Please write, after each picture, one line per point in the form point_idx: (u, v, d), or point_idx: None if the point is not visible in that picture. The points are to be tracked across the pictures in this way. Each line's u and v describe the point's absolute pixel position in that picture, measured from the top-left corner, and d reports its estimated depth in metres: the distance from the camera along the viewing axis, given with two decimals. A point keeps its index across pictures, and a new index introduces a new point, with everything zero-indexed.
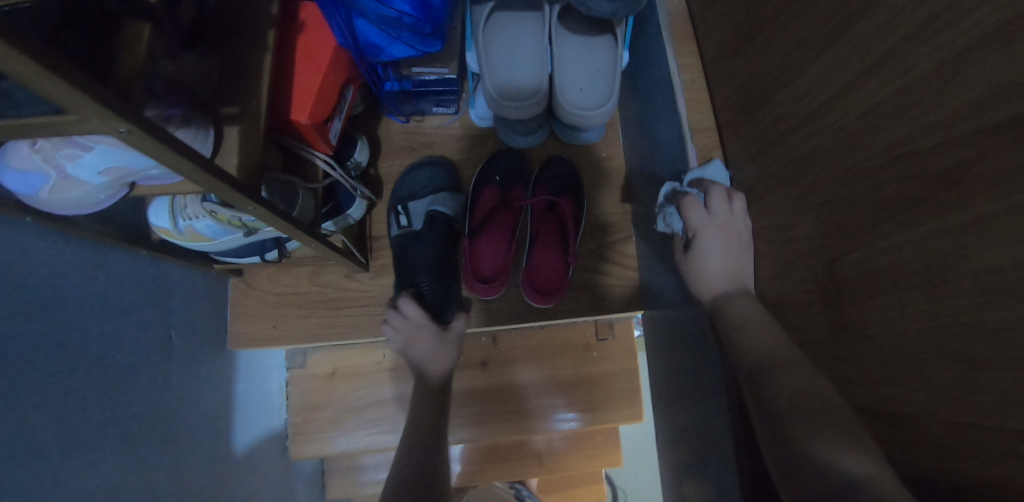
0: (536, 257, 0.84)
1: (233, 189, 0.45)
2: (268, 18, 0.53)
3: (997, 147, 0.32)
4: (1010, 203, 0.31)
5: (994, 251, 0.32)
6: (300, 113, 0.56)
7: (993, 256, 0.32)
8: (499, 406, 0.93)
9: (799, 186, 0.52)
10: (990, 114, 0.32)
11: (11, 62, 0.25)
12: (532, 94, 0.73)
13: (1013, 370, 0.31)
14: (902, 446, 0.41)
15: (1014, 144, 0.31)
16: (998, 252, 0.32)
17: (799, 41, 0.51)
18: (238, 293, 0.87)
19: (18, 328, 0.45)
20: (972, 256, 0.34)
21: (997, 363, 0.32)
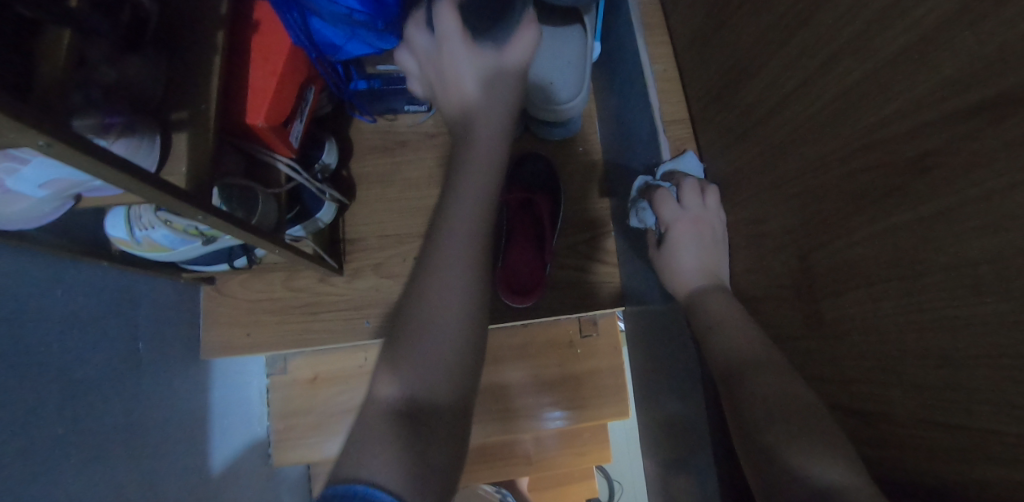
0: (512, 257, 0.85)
1: (180, 199, 0.43)
2: (218, 17, 0.51)
3: (968, 132, 0.31)
4: (982, 191, 0.30)
5: (966, 244, 0.31)
6: (255, 115, 0.53)
7: (965, 248, 0.31)
8: (485, 406, 0.92)
9: (772, 176, 0.50)
10: (962, 98, 0.31)
11: None
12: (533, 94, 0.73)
13: (990, 366, 0.30)
14: (875, 444, 0.40)
15: (989, 127, 0.29)
16: (971, 243, 0.31)
17: (768, 26, 0.50)
18: (211, 301, 0.86)
19: None
20: (943, 248, 0.33)
21: (973, 358, 0.31)
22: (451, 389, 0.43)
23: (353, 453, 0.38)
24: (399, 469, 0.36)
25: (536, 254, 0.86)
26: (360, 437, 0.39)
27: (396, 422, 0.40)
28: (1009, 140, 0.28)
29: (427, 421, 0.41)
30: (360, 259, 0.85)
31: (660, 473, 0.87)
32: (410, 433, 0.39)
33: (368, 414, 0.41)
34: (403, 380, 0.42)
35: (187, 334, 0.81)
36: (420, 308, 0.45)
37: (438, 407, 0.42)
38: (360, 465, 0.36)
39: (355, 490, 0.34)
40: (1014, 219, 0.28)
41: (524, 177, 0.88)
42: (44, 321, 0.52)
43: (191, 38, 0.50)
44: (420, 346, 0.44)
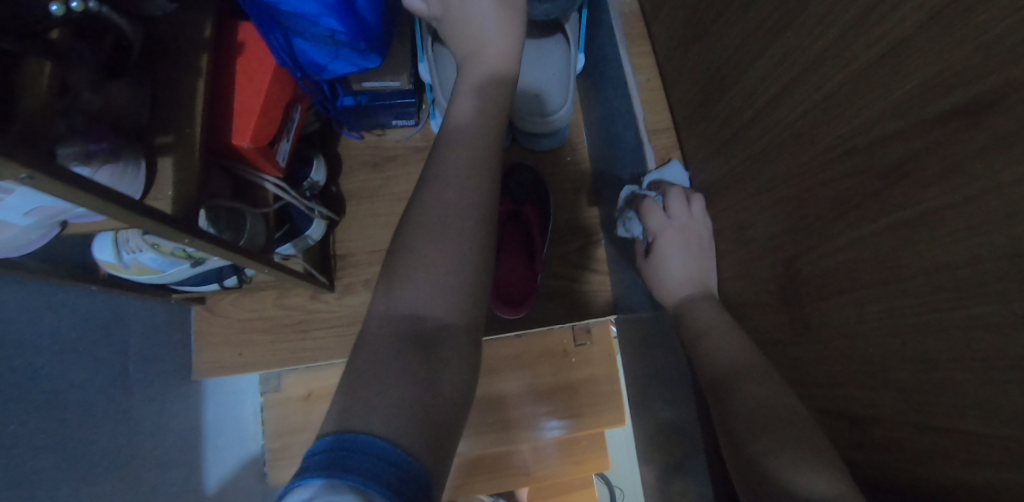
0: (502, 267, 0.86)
1: (163, 223, 0.43)
2: (201, 41, 0.52)
3: (942, 137, 0.31)
4: (959, 196, 0.30)
5: (946, 248, 0.31)
6: (241, 136, 0.54)
7: (945, 252, 0.31)
8: (482, 418, 0.91)
9: (755, 182, 0.50)
10: (936, 104, 0.31)
11: None
12: (528, 109, 0.74)
13: (978, 369, 0.30)
14: (863, 448, 0.40)
15: (965, 131, 0.29)
16: (952, 249, 0.31)
17: (744, 37, 0.50)
18: (202, 321, 0.85)
19: None
20: (923, 253, 0.33)
21: (960, 362, 0.31)
22: (445, 313, 0.42)
23: (341, 385, 0.38)
24: (361, 414, 0.35)
25: (527, 264, 0.86)
26: (354, 365, 0.39)
27: (385, 353, 0.39)
28: (986, 146, 0.28)
29: (416, 345, 0.40)
30: (352, 274, 0.85)
31: (656, 480, 0.86)
32: (395, 364, 0.39)
33: (365, 339, 0.41)
34: (398, 307, 0.42)
35: (178, 355, 0.80)
36: (414, 236, 0.45)
37: (432, 334, 0.41)
38: (330, 412, 0.36)
39: (315, 446, 0.33)
40: (992, 223, 0.28)
41: (514, 188, 0.89)
42: (32, 348, 0.52)
43: (174, 62, 0.50)
44: (414, 272, 0.43)
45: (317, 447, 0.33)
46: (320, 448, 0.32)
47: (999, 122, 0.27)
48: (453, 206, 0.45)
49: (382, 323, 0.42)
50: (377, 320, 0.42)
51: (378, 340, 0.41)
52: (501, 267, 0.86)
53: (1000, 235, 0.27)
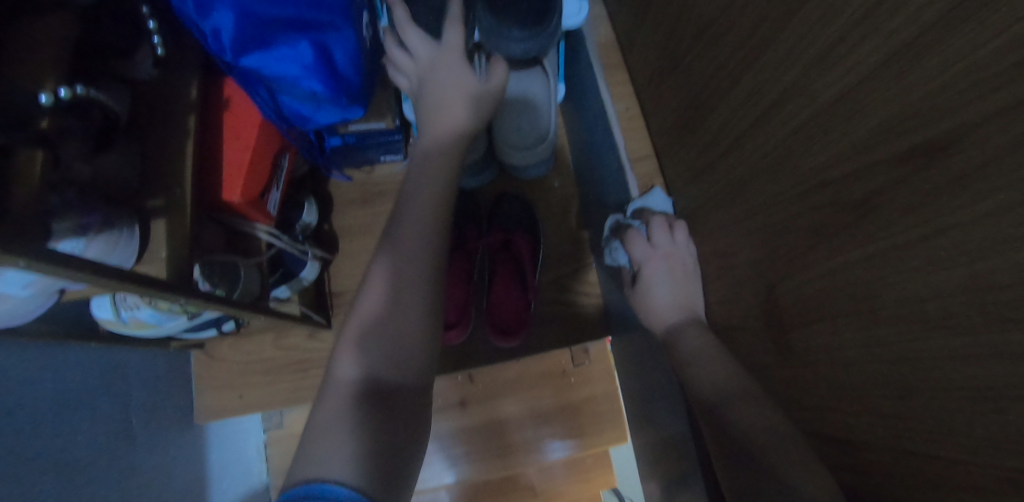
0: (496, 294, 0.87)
1: (157, 288, 0.44)
2: (187, 103, 0.53)
3: (899, 178, 0.32)
4: (918, 233, 0.31)
5: (911, 283, 0.32)
6: (232, 192, 0.55)
7: (911, 287, 0.32)
8: (485, 443, 0.92)
9: (735, 210, 0.52)
10: (891, 145, 0.32)
11: None
12: (521, 140, 0.76)
13: (948, 398, 0.31)
14: (850, 469, 0.41)
15: (919, 174, 0.30)
16: (917, 284, 0.32)
17: (715, 70, 0.52)
18: (202, 366, 0.86)
19: None
20: (891, 286, 0.34)
21: (933, 391, 0.32)
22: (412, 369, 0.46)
23: (326, 436, 0.39)
24: (361, 465, 0.37)
25: (520, 291, 0.88)
26: (331, 417, 0.41)
27: (366, 405, 0.42)
28: (938, 187, 0.29)
29: (389, 401, 0.43)
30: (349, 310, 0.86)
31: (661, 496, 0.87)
32: (374, 418, 0.41)
33: (335, 394, 0.43)
34: (369, 360, 0.44)
35: (180, 401, 0.81)
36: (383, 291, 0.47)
37: (401, 388, 0.44)
38: (323, 460, 0.37)
39: (322, 489, 0.35)
40: (950, 259, 0.29)
41: (506, 217, 0.91)
42: (35, 410, 0.53)
43: (162, 125, 0.51)
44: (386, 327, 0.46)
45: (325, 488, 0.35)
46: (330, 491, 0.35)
47: (949, 165, 0.28)
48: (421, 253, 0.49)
49: (352, 370, 0.44)
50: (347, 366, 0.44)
51: (353, 394, 0.42)
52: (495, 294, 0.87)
53: (960, 272, 0.28)
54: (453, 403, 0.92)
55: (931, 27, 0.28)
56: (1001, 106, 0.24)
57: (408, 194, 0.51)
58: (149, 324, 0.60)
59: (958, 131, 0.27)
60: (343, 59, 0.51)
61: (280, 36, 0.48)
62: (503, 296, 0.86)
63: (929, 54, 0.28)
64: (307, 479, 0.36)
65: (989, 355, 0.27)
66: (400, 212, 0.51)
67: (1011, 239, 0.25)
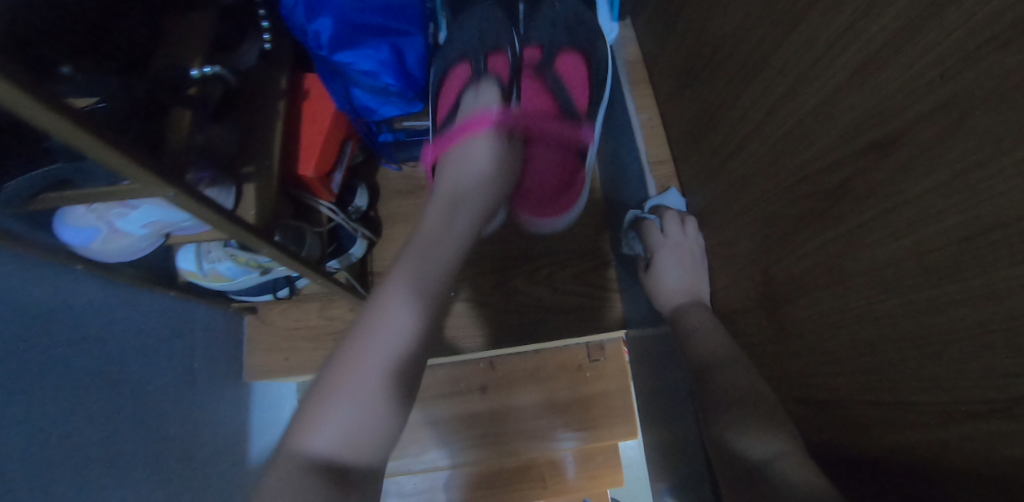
0: (540, 142, 0.74)
1: (250, 235, 0.53)
2: (277, 89, 0.64)
3: (865, 166, 0.38)
4: (880, 210, 0.37)
5: (875, 253, 0.38)
6: (307, 167, 0.66)
7: (874, 255, 0.38)
8: (498, 428, 0.99)
9: (737, 206, 0.58)
10: (860, 140, 0.39)
11: (103, 155, 0.35)
12: None
13: (908, 350, 0.36)
14: (820, 429, 0.46)
15: (881, 161, 0.37)
16: (879, 254, 0.38)
17: (727, 81, 0.59)
18: (253, 329, 0.95)
19: (53, 363, 0.54)
20: (860, 259, 0.40)
21: (895, 345, 0.37)
22: (385, 454, 0.48)
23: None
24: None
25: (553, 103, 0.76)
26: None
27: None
28: (895, 170, 0.36)
29: (355, 481, 0.45)
30: None
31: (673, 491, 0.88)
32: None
33: (303, 463, 0.44)
34: (345, 420, 0.46)
35: (232, 359, 0.90)
36: (379, 324, 0.51)
37: (365, 465, 0.46)
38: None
39: None
40: (906, 228, 0.35)
41: (460, 42, 0.81)
42: (109, 350, 0.62)
43: (255, 108, 0.62)
44: (382, 426, 0.48)
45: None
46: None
47: (904, 155, 0.35)
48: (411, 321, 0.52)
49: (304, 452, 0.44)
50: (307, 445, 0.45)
51: (327, 471, 0.44)
52: (540, 122, 0.74)
53: (913, 238, 0.35)
54: (476, 388, 1.00)
55: (894, 39, 0.35)
56: (943, 102, 0.31)
57: (386, 283, 0.54)
58: (224, 277, 0.70)
59: (910, 125, 0.34)
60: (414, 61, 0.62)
61: (367, 40, 0.58)
62: (578, 171, 0.77)
63: (888, 66, 0.35)
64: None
65: (935, 305, 0.33)
66: (383, 295, 0.53)
67: (955, 207, 0.31)
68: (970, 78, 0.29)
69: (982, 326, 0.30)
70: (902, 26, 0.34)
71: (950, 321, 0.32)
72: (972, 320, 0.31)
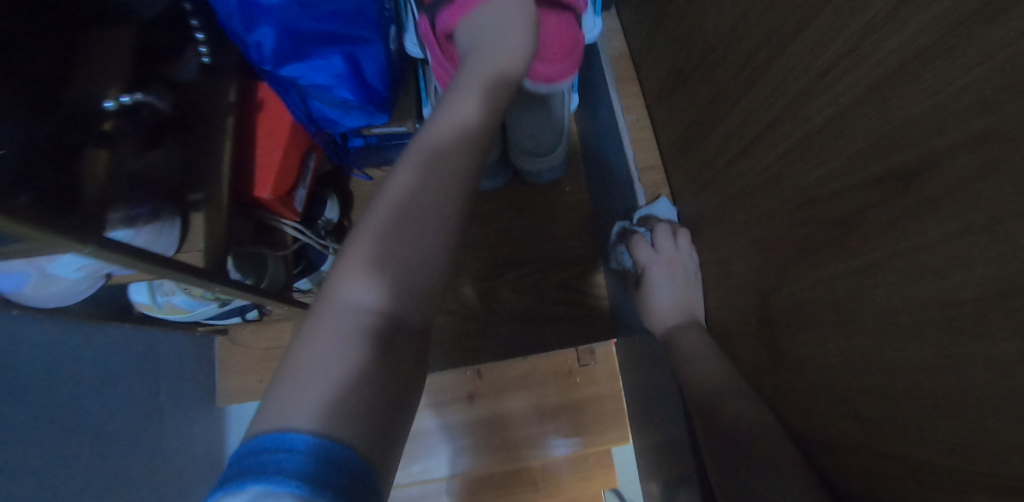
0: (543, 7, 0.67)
1: (195, 275, 0.48)
2: (225, 105, 0.58)
3: (876, 200, 0.34)
4: (893, 252, 0.33)
5: (885, 297, 0.34)
6: (263, 188, 0.60)
7: (885, 300, 0.34)
8: (490, 440, 0.87)
9: (733, 222, 0.54)
10: (869, 171, 0.35)
11: None
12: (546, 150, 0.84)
13: (921, 404, 0.32)
14: (830, 469, 0.41)
15: (895, 197, 0.33)
16: (888, 296, 0.34)
17: (721, 86, 0.54)
18: (225, 350, 0.90)
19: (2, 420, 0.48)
20: (868, 301, 0.36)
21: (904, 397, 0.33)
22: (427, 313, 0.45)
23: (304, 383, 0.35)
24: (334, 415, 0.34)
25: None
26: (320, 359, 0.37)
27: (361, 396, 0.36)
28: (910, 210, 0.32)
29: (399, 338, 0.41)
30: None
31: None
32: (388, 372, 0.39)
33: (340, 317, 0.40)
34: (383, 277, 0.42)
35: (203, 384, 0.85)
36: (403, 188, 0.47)
37: (407, 324, 0.42)
38: (286, 408, 0.33)
39: (284, 438, 0.31)
40: (922, 275, 0.31)
41: None
42: (71, 400, 0.58)
43: (200, 127, 0.56)
44: (420, 285, 0.44)
45: (257, 487, 0.28)
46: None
47: (917, 193, 0.31)
48: (446, 195, 0.48)
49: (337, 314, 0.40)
50: (336, 309, 0.41)
51: (369, 326, 0.40)
52: None
53: (930, 287, 0.31)
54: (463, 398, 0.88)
55: (912, 62, 0.30)
56: (966, 142, 0.27)
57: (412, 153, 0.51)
58: (182, 309, 0.65)
59: (928, 162, 0.30)
60: (371, 69, 0.59)
61: (317, 50, 0.55)
62: (576, 46, 0.67)
63: (901, 91, 0.31)
64: (274, 426, 0.32)
65: (952, 365, 0.30)
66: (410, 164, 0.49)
67: (977, 260, 0.27)
68: (999, 118, 0.25)
69: (993, 391, 0.27)
70: (922, 49, 0.29)
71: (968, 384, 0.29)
72: (982, 381, 0.28)
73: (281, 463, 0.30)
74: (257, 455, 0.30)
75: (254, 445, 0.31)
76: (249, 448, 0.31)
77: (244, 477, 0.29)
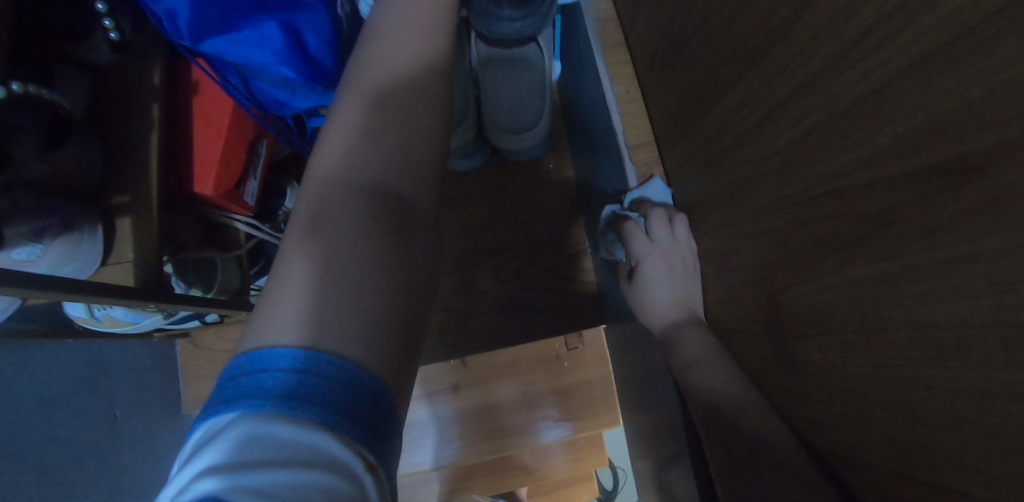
0: None
1: (111, 294, 0.43)
2: (150, 89, 0.51)
3: (910, 199, 0.29)
4: (923, 260, 0.28)
5: (912, 311, 0.30)
6: (204, 184, 0.53)
7: (912, 313, 0.30)
8: (476, 429, 0.80)
9: (736, 209, 0.49)
10: (901, 162, 0.29)
11: None
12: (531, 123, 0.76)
13: (960, 439, 0.28)
14: (859, 488, 0.37)
15: (932, 199, 0.27)
16: (902, 308, 0.30)
17: (723, 56, 0.47)
18: (187, 355, 0.83)
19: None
20: (892, 314, 0.31)
21: (920, 420, 0.30)
22: (420, 219, 0.42)
23: (287, 297, 0.33)
24: (332, 323, 0.31)
25: None
26: (307, 267, 0.34)
27: (353, 300, 0.33)
28: (949, 216, 0.26)
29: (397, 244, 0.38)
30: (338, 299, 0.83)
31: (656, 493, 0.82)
32: (383, 269, 0.36)
33: (325, 227, 0.37)
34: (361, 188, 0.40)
35: None
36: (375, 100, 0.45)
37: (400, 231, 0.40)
38: (278, 324, 0.31)
39: (278, 351, 0.29)
40: (957, 291, 0.26)
41: None
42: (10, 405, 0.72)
43: (120, 118, 0.50)
44: (400, 192, 0.41)
45: (266, 408, 0.27)
46: (291, 464, 0.25)
47: (941, 193, 0.27)
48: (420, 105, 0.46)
49: (322, 221, 0.38)
50: (320, 219, 0.38)
51: (356, 232, 0.37)
52: None
53: (959, 305, 0.26)
54: (446, 387, 0.81)
55: (959, 39, 0.24)
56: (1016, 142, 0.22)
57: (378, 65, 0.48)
58: (124, 322, 0.60)
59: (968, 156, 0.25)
60: (315, 43, 0.53)
61: (246, 19, 0.49)
62: None
63: (941, 73, 0.26)
64: (260, 344, 0.30)
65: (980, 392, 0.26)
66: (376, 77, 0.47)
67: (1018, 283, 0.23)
68: None
69: (1012, 426, 0.24)
70: (969, 25, 0.24)
71: (999, 417, 0.25)
72: (990, 410, 0.25)
73: (281, 382, 0.28)
74: (259, 375, 0.29)
75: (234, 369, 0.30)
76: (233, 373, 0.30)
77: (231, 405, 0.28)
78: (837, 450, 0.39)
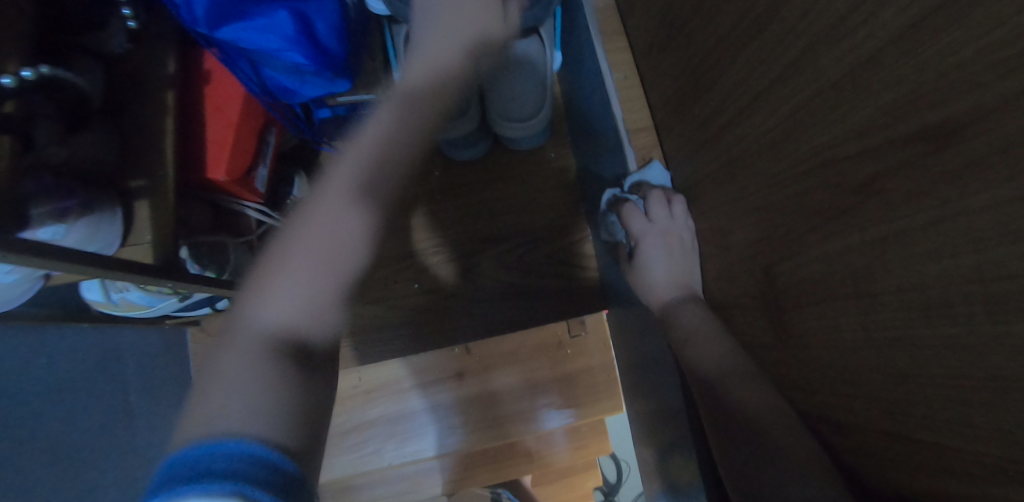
0: None
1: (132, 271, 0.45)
2: (164, 78, 0.53)
3: (896, 165, 0.30)
4: (909, 223, 0.30)
5: (901, 273, 0.31)
6: (217, 170, 0.55)
7: (900, 275, 0.31)
8: (479, 416, 0.82)
9: (732, 187, 0.50)
10: (887, 130, 0.31)
11: None
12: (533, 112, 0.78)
13: (947, 393, 0.29)
14: (853, 451, 0.39)
15: (915, 164, 0.29)
16: (891, 271, 0.32)
17: (716, 39, 0.49)
18: (198, 342, 0.85)
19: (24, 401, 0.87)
20: (879, 276, 0.33)
21: (910, 379, 0.31)
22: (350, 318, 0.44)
23: (218, 395, 0.35)
24: (260, 421, 0.34)
25: None
26: (238, 370, 0.37)
27: (291, 395, 0.37)
28: (932, 179, 0.28)
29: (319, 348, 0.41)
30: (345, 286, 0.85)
31: (659, 475, 0.84)
32: (306, 386, 0.38)
33: (259, 333, 0.39)
34: (309, 288, 0.41)
35: None
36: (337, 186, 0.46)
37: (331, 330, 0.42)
38: (206, 421, 0.33)
39: (206, 449, 0.31)
40: (940, 249, 0.28)
41: None
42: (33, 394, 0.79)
43: (136, 106, 0.52)
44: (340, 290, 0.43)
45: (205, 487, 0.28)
46: None
47: (924, 158, 0.28)
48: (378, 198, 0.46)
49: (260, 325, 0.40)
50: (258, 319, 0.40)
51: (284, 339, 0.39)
52: None
53: (941, 263, 0.28)
54: (450, 375, 0.82)
55: (936, 9, 0.26)
56: (993, 104, 0.23)
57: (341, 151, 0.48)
58: (140, 305, 0.62)
59: (950, 120, 0.26)
60: (325, 30, 0.55)
61: (258, 8, 0.51)
62: None
63: (921, 42, 0.27)
64: (193, 437, 0.32)
65: (963, 344, 0.27)
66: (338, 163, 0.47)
67: (994, 236, 0.24)
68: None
69: (996, 373, 0.25)
70: None
71: (981, 366, 0.26)
72: (977, 363, 0.26)
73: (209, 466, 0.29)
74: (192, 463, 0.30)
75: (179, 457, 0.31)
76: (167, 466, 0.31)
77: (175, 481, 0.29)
78: (833, 416, 0.40)
